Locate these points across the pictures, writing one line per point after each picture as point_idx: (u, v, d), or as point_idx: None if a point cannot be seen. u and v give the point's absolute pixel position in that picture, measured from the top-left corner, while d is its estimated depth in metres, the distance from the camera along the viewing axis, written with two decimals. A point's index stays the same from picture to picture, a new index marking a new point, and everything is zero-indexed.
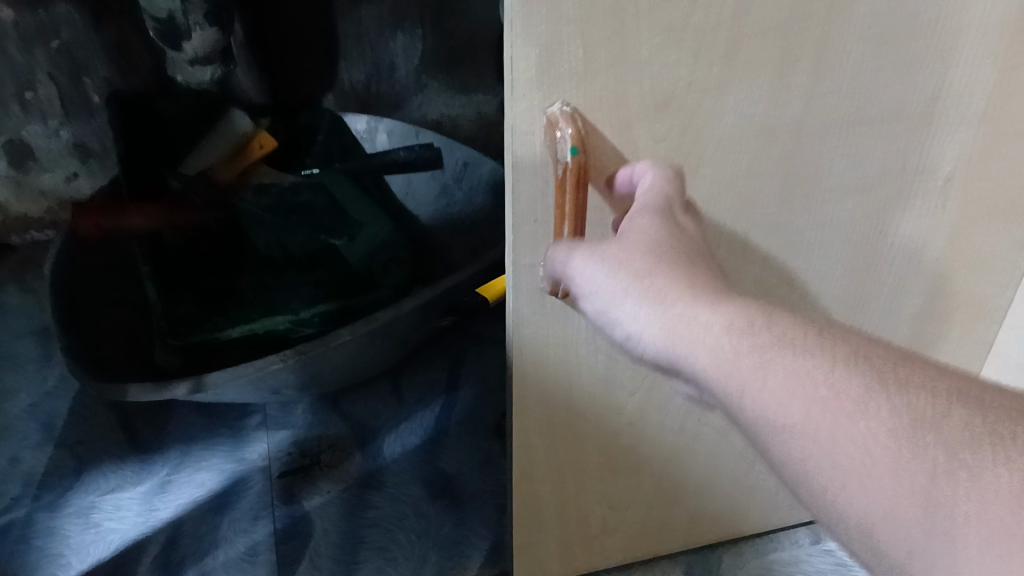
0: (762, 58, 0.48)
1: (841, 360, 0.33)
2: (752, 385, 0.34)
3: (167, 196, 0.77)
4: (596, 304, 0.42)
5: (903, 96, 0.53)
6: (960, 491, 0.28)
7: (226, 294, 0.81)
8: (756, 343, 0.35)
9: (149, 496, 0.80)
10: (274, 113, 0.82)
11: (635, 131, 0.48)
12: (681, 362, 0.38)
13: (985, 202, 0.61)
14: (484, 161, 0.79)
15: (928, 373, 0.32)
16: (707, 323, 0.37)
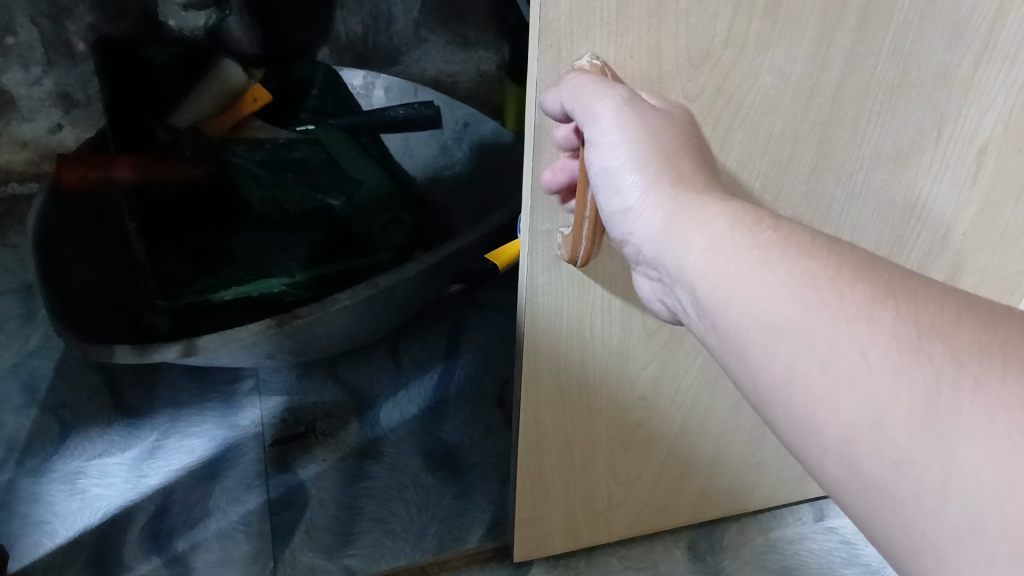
0: (807, 13, 0.44)
1: (849, 270, 0.29)
2: (747, 283, 0.31)
3: (154, 148, 0.74)
4: (603, 159, 0.39)
5: (949, 59, 0.50)
6: (967, 398, 0.25)
7: (216, 252, 0.75)
8: (756, 241, 0.32)
9: (138, 462, 0.76)
10: (268, 64, 0.78)
11: (668, 89, 0.45)
12: (676, 255, 0.35)
13: (1018, 175, 0.58)
14: (488, 120, 0.79)
15: (936, 289, 0.28)
16: (713, 219, 0.34)
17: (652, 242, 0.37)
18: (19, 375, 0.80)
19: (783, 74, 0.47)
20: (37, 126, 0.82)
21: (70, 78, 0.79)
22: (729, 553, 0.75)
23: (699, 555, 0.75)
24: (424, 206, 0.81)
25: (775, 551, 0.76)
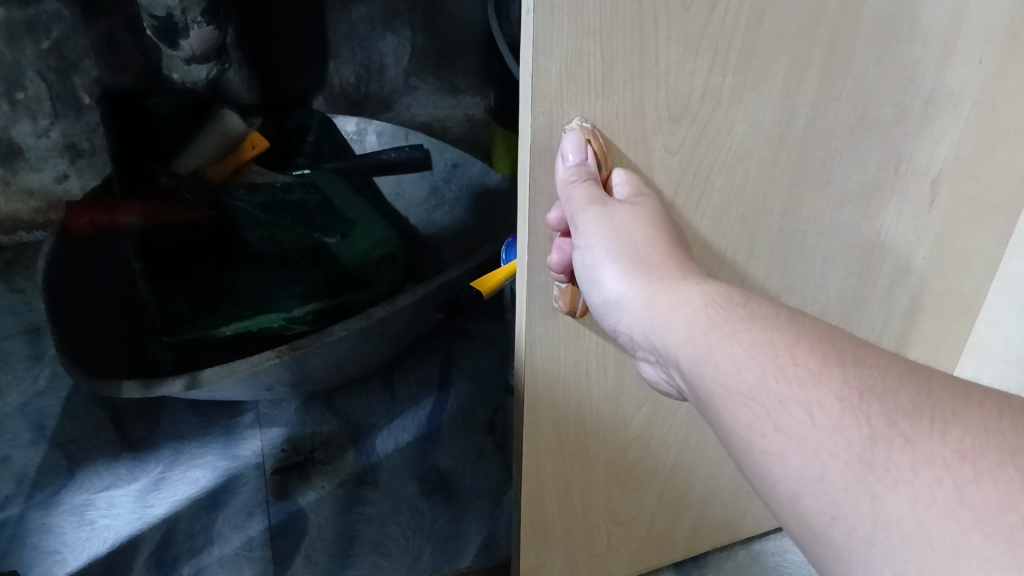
0: (775, 68, 0.49)
1: (806, 337, 0.33)
2: (716, 351, 0.35)
3: (158, 193, 0.79)
4: (584, 257, 0.44)
5: (902, 100, 0.56)
6: (895, 453, 0.28)
7: (216, 290, 0.80)
8: (728, 317, 0.36)
9: (144, 493, 0.80)
10: (265, 112, 0.83)
11: (650, 144, 0.48)
12: (659, 332, 0.39)
13: (970, 200, 0.66)
14: (474, 161, 0.85)
15: (882, 356, 0.32)
16: (692, 298, 0.38)
17: (637, 324, 0.41)
18: (28, 414, 0.84)
19: (757, 123, 0.51)
20: (45, 175, 0.89)
21: (77, 129, 0.86)
22: (712, 565, 0.80)
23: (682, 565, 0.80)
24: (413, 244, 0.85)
25: (757, 563, 0.80)
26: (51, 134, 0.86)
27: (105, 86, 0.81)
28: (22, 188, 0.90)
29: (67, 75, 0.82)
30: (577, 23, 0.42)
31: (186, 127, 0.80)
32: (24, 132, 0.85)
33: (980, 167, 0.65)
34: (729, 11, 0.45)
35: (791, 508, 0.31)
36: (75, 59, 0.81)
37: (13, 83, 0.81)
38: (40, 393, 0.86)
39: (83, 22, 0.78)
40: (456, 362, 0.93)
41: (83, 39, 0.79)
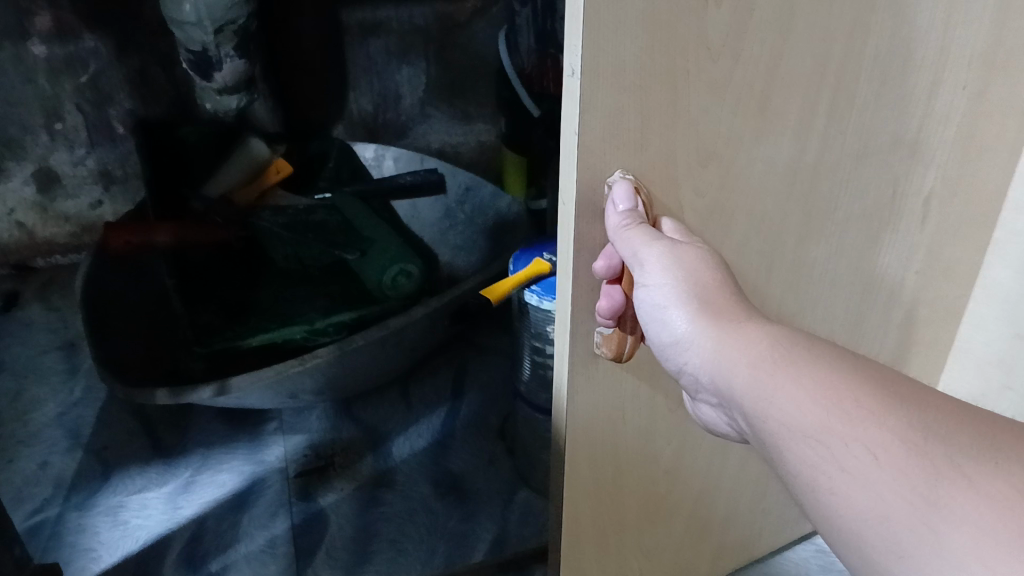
0: (792, 107, 0.52)
1: (869, 379, 0.35)
2: (778, 393, 0.36)
3: (189, 216, 0.89)
4: (649, 297, 0.45)
5: (898, 129, 0.61)
6: (960, 493, 0.30)
7: (244, 304, 0.87)
8: (792, 359, 0.37)
9: (173, 495, 0.86)
10: (287, 139, 0.97)
11: (682, 190, 0.50)
12: (722, 373, 0.40)
13: (952, 215, 0.72)
14: (485, 184, 0.97)
15: (946, 400, 0.34)
16: (754, 338, 0.40)
17: (705, 366, 0.42)
18: (65, 422, 0.91)
19: (775, 159, 0.54)
20: (82, 201, 1.04)
21: (110, 156, 1.02)
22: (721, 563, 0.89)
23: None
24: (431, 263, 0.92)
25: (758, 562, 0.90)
26: (86, 163, 1.01)
27: (137, 116, 0.98)
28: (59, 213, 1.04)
29: (102, 106, 0.97)
30: (620, 81, 0.43)
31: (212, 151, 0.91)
32: (62, 160, 1.00)
33: (959, 184, 0.70)
34: (751, 60, 0.47)
35: (855, 547, 0.33)
36: (110, 91, 0.97)
37: (52, 116, 0.97)
38: (76, 404, 0.93)
39: (116, 57, 0.94)
40: (468, 374, 1.03)
41: (117, 78, 0.96)
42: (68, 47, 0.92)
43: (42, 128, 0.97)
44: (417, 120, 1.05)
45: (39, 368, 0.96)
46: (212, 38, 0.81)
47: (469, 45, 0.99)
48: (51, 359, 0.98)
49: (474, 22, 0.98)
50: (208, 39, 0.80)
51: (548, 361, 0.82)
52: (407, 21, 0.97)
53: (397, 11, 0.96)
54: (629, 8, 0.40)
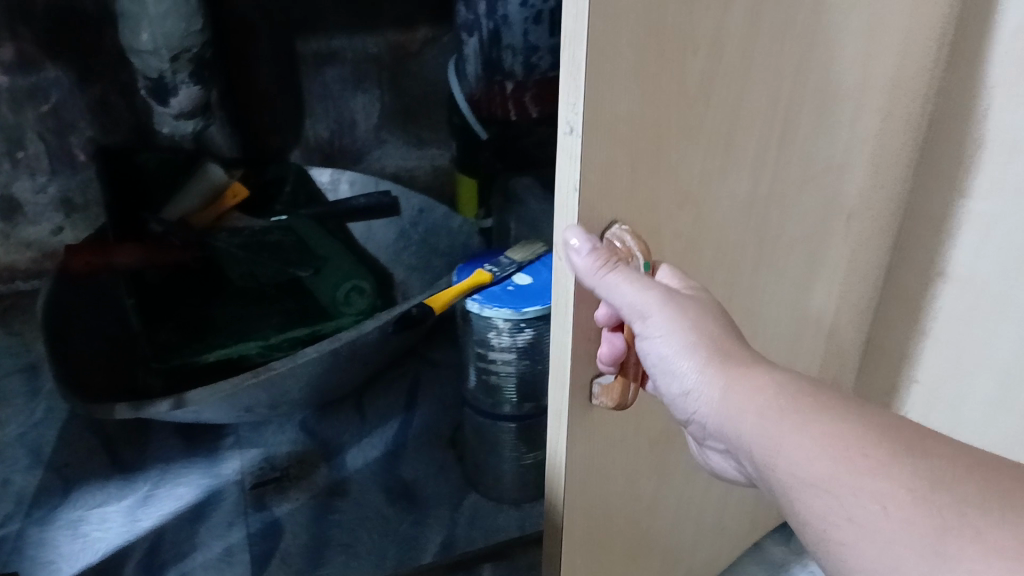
0: (747, 145, 0.56)
1: (874, 426, 0.38)
2: (784, 444, 0.40)
3: (148, 238, 1.00)
4: (654, 350, 0.47)
5: (829, 155, 0.66)
6: (966, 545, 0.33)
7: (201, 322, 0.98)
8: (797, 406, 0.41)
9: (133, 508, 0.91)
10: (244, 166, 1.13)
11: (661, 233, 0.52)
12: (732, 420, 0.43)
13: (876, 228, 0.79)
14: (437, 206, 1.16)
15: (953, 444, 0.37)
16: (761, 383, 0.43)
17: (714, 414, 0.45)
18: (26, 442, 0.97)
19: (734, 194, 0.58)
20: (42, 228, 1.11)
21: (71, 185, 1.09)
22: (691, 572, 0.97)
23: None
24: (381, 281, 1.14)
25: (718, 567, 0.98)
26: (48, 190, 1.09)
27: (99, 142, 1.06)
28: (20, 240, 1.11)
29: (64, 134, 1.05)
30: (613, 136, 0.43)
31: (169, 178, 1.02)
32: (25, 187, 1.08)
33: (877, 200, 0.76)
34: (717, 106, 0.50)
35: None
36: (72, 120, 1.05)
37: (14, 144, 1.05)
38: (36, 424, 0.99)
39: (78, 86, 1.02)
40: (421, 386, 1.09)
41: (77, 101, 1.03)
42: (30, 77, 1.00)
43: (4, 156, 1.05)
44: (374, 147, 1.23)
45: (5, 392, 1.03)
46: (169, 65, 0.84)
47: (418, 72, 1.18)
48: (13, 383, 1.04)
49: (424, 52, 1.17)
50: (164, 66, 0.84)
51: (491, 367, 0.88)
52: (362, 50, 1.15)
53: (350, 41, 1.13)
54: (623, 66, 0.41)
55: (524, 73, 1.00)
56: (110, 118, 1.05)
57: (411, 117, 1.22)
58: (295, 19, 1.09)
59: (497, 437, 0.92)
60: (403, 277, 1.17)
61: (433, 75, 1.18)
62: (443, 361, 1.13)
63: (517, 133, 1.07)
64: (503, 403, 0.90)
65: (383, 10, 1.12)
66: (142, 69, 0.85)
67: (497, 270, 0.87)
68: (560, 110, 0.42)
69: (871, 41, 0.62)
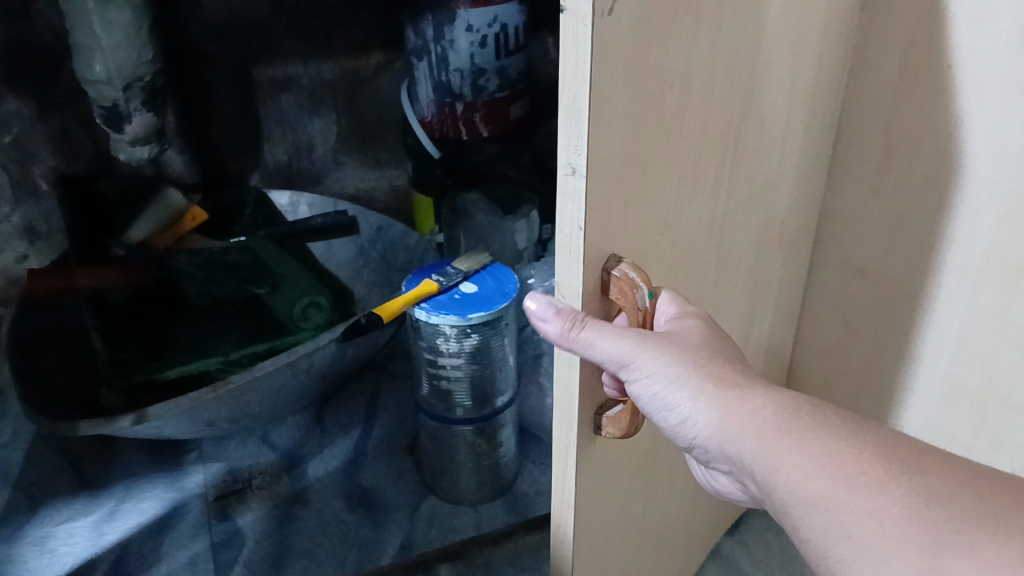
0: (711, 167, 0.59)
1: (868, 444, 0.43)
2: (781, 463, 0.45)
3: (110, 260, 1.04)
4: (648, 389, 0.51)
5: (768, 164, 0.70)
6: (961, 559, 0.37)
7: (163, 342, 1.02)
8: (794, 427, 0.45)
9: (98, 523, 0.94)
10: (203, 189, 1.18)
11: (647, 259, 0.55)
12: (732, 443, 0.48)
13: (803, 233, 0.84)
14: (394, 223, 1.22)
15: (944, 462, 0.42)
16: (758, 408, 0.48)
17: (713, 439, 0.49)
18: None
19: (700, 215, 0.61)
20: (8, 256, 1.12)
21: (34, 213, 1.11)
22: None
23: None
24: (343, 296, 1.16)
25: None
26: (12, 219, 1.11)
27: (61, 172, 1.08)
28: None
29: (27, 165, 1.07)
30: (611, 173, 0.46)
31: (128, 204, 1.06)
32: None
33: (803, 203, 0.81)
34: (690, 135, 0.53)
35: None
36: (34, 150, 1.06)
37: None
38: (4, 445, 1.02)
39: (39, 117, 1.04)
40: (381, 398, 1.13)
41: (40, 134, 1.05)
42: None
43: None
44: (332, 170, 1.27)
45: None
46: (122, 94, 0.89)
47: (371, 96, 1.22)
48: None
49: (378, 76, 1.20)
50: (118, 95, 0.89)
51: (440, 372, 0.92)
52: (317, 77, 1.18)
53: (305, 68, 1.17)
54: (616, 104, 0.44)
55: (472, 94, 1.08)
56: (71, 148, 1.07)
57: (368, 141, 1.25)
58: (250, 47, 1.12)
59: (452, 440, 0.96)
60: (364, 293, 1.21)
61: (387, 99, 1.22)
62: (403, 372, 1.17)
63: (467, 151, 1.14)
64: (455, 407, 0.94)
65: (336, 39, 1.16)
66: (95, 98, 0.89)
67: (445, 281, 0.90)
68: (560, 153, 0.44)
69: (795, 57, 0.66)
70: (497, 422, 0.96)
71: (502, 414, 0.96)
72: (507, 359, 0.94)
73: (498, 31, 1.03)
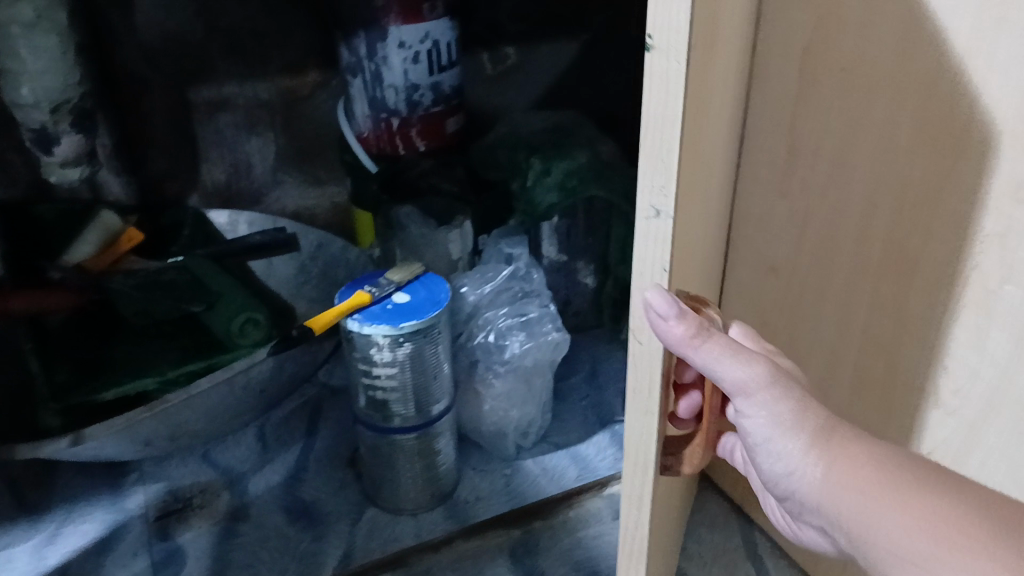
0: (712, 184, 0.64)
1: (971, 511, 0.47)
2: (884, 519, 0.50)
3: (46, 283, 1.02)
4: (758, 427, 0.58)
5: (726, 173, 0.74)
6: None
7: (98, 364, 1.02)
8: (899, 484, 0.50)
9: (39, 546, 0.94)
10: (140, 212, 1.18)
11: (685, 276, 0.58)
12: (834, 494, 0.53)
13: (720, 239, 0.88)
14: (335, 238, 1.24)
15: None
16: (859, 461, 0.53)
17: (813, 485, 0.55)
18: None
19: (707, 230, 0.65)
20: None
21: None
22: (544, 552, 0.97)
23: (519, 558, 0.96)
24: (283, 312, 1.17)
25: (580, 545, 0.98)
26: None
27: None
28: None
29: None
30: (681, 205, 0.48)
31: (65, 227, 1.04)
32: None
33: (722, 208, 0.84)
34: (707, 159, 0.57)
35: None
36: None
37: None
38: None
39: None
40: (322, 414, 1.14)
41: None
42: None
43: None
44: (272, 188, 1.27)
45: None
46: (50, 117, 0.89)
47: (309, 114, 1.23)
48: None
49: (315, 95, 1.22)
50: (46, 117, 0.89)
51: (376, 383, 0.92)
52: (253, 96, 1.19)
53: (242, 88, 1.17)
54: (687, 144, 0.46)
55: (407, 110, 1.10)
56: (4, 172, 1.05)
57: (307, 159, 1.27)
58: (185, 69, 1.13)
59: (391, 451, 0.97)
60: (305, 309, 1.21)
61: (326, 116, 1.24)
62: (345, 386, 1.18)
63: (405, 165, 1.14)
64: (392, 417, 0.94)
65: (272, 59, 1.17)
66: (22, 121, 0.89)
67: (377, 291, 0.92)
68: (642, 196, 0.46)
69: (734, 62, 0.67)
70: (433, 431, 0.97)
71: (439, 422, 0.97)
72: (441, 367, 0.95)
73: (430, 48, 1.06)
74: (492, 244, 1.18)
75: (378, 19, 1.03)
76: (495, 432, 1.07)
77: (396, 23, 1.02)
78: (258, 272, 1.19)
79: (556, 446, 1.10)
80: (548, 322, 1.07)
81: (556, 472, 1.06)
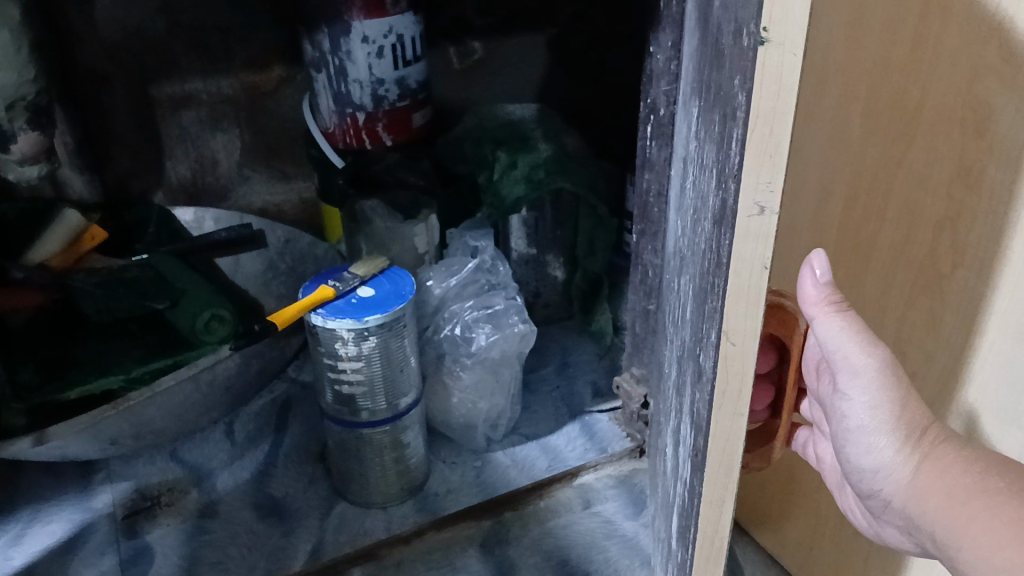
0: None
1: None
2: (968, 511, 0.64)
3: (8, 283, 1.00)
4: (856, 422, 0.73)
5: None
6: None
7: (63, 361, 1.01)
8: (983, 483, 0.65)
9: (4, 548, 0.93)
10: (104, 209, 1.17)
11: None
12: (925, 481, 0.68)
13: None
14: (302, 234, 1.23)
15: None
16: (946, 458, 0.67)
17: (906, 474, 0.70)
18: None
19: None
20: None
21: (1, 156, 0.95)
22: (514, 543, 0.97)
23: (489, 548, 0.97)
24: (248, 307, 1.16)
25: (552, 534, 0.98)
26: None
27: None
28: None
29: None
30: None
31: (29, 224, 1.03)
32: None
33: None
34: None
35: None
36: None
37: None
38: None
39: None
40: (291, 411, 1.14)
41: None
42: None
43: None
44: (238, 184, 1.26)
45: None
46: (5, 114, 0.88)
47: (274, 111, 1.22)
48: None
49: (280, 90, 1.21)
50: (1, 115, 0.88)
51: (341, 377, 0.92)
52: (216, 92, 1.17)
53: (205, 84, 1.16)
54: None
55: (373, 105, 1.09)
56: None
57: (273, 155, 1.26)
58: (147, 65, 1.12)
59: (359, 445, 0.96)
60: (273, 306, 1.21)
61: (291, 111, 1.23)
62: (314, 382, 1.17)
63: (369, 160, 1.14)
64: (359, 411, 0.94)
65: (235, 54, 1.16)
66: None
67: (341, 286, 0.92)
68: (746, 194, 0.48)
69: None
70: (402, 424, 0.97)
71: (407, 415, 0.97)
72: (408, 360, 0.95)
73: (394, 42, 1.06)
74: (457, 237, 1.15)
75: (341, 13, 1.02)
76: (464, 424, 1.08)
77: (359, 18, 1.02)
78: (224, 269, 1.18)
79: (526, 438, 1.11)
80: (513, 314, 1.08)
81: (526, 462, 1.06)
